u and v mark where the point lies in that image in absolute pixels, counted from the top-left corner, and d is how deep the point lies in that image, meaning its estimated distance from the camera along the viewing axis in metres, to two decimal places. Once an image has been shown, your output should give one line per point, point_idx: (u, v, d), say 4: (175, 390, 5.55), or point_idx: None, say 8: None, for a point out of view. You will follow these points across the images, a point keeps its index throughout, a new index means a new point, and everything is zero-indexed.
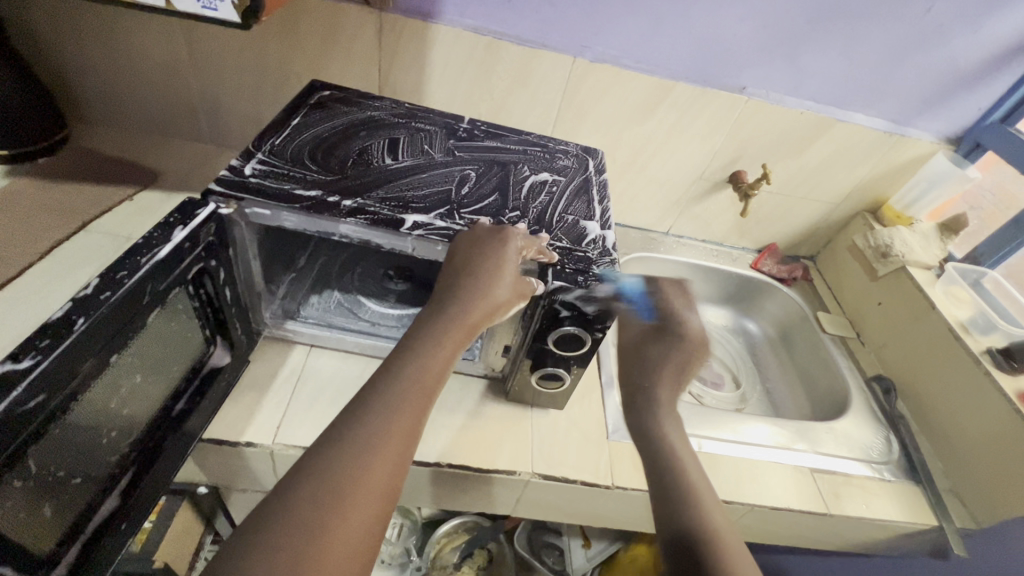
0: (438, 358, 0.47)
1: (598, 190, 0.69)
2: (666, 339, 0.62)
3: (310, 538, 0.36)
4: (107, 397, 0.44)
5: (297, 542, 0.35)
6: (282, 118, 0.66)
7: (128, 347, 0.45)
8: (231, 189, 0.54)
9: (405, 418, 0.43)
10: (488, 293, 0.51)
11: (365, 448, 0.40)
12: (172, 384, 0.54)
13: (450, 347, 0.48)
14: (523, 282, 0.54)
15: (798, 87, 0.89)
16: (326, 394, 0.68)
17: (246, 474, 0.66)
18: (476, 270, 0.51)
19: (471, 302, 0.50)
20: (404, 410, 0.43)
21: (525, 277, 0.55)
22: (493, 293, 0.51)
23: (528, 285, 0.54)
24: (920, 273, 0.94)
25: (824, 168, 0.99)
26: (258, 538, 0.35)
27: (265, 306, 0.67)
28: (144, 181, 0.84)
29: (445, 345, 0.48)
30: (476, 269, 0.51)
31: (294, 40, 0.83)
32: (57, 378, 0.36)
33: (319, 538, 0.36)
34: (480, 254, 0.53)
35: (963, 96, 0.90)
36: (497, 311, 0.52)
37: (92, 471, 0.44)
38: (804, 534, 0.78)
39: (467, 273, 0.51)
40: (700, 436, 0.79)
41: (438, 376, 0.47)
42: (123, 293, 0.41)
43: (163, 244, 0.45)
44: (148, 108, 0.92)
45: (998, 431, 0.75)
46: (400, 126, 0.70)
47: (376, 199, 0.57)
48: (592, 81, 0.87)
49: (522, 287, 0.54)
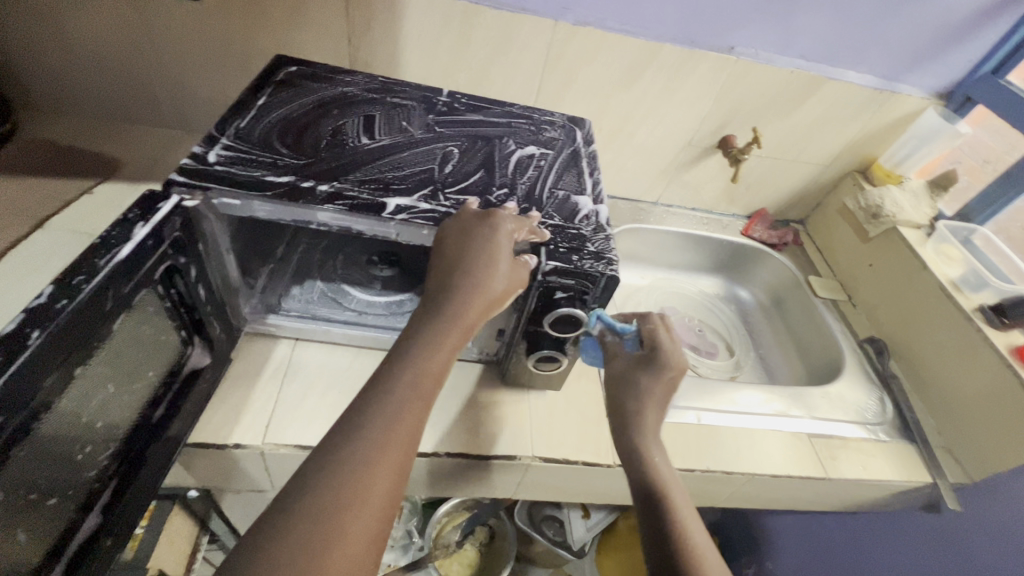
0: (436, 358, 0.45)
1: (588, 162, 0.66)
2: (648, 370, 0.57)
3: (310, 557, 0.34)
4: (79, 408, 0.41)
5: (295, 560, 0.33)
6: (246, 99, 0.61)
7: (95, 356, 0.41)
8: (195, 179, 0.50)
9: (404, 421, 0.41)
10: (486, 285, 0.49)
11: (364, 457, 0.39)
12: (149, 390, 0.50)
13: (447, 340, 0.46)
14: (519, 266, 0.51)
15: (789, 44, 0.86)
16: (315, 388, 0.66)
17: (238, 475, 0.64)
18: (469, 259, 0.49)
19: (470, 299, 0.48)
20: (403, 413, 0.41)
21: (519, 258, 0.52)
22: (491, 286, 0.49)
23: (523, 268, 0.52)
24: (910, 232, 0.94)
25: (814, 129, 0.97)
26: (252, 554, 0.34)
27: (243, 301, 0.64)
28: (104, 172, 0.79)
29: (441, 340, 0.46)
30: (468, 258, 0.49)
31: (255, 11, 0.77)
32: (17, 399, 0.33)
33: (318, 554, 0.34)
34: (470, 245, 0.50)
35: (954, 49, 0.88)
36: (496, 303, 0.50)
37: (69, 487, 0.42)
38: (802, 497, 0.78)
39: (460, 267, 0.49)
40: (698, 409, 0.78)
41: (437, 376, 0.45)
42: (81, 300, 0.38)
43: (123, 243, 0.42)
44: (100, 93, 0.86)
45: (992, 385, 0.76)
46: (375, 102, 0.66)
47: (354, 181, 0.53)
48: (575, 46, 0.83)
49: (517, 272, 0.51)
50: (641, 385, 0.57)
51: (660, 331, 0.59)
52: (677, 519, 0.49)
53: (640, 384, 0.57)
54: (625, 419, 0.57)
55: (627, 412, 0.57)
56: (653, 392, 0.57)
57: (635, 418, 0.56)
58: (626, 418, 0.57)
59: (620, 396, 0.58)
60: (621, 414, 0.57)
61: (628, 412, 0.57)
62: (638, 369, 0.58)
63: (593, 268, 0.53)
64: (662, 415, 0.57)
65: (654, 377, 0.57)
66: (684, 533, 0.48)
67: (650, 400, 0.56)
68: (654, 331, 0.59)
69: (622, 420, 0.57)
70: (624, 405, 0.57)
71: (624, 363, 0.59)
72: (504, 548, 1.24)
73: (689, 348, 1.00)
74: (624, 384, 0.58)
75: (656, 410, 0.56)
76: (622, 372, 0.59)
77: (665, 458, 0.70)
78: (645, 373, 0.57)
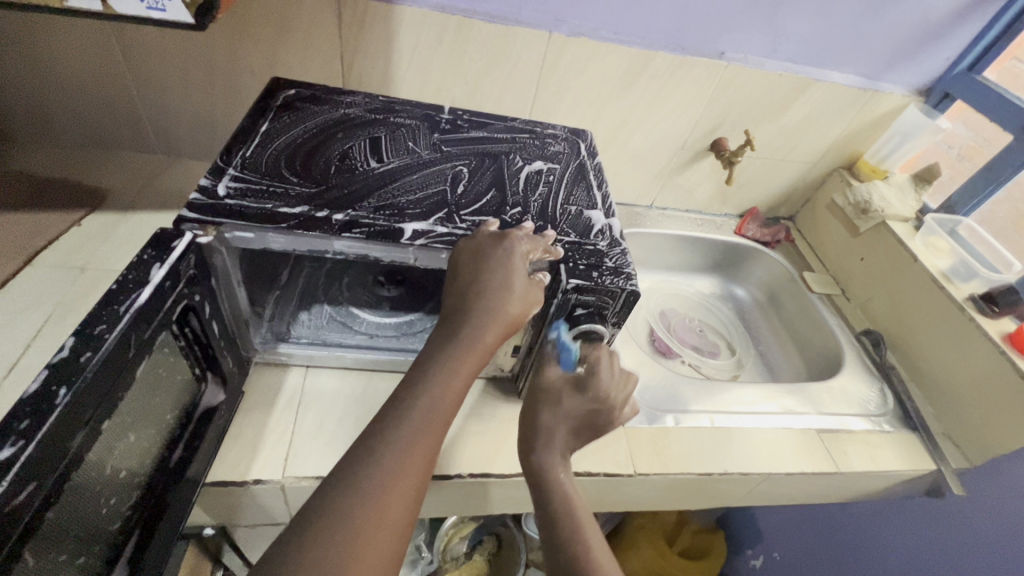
0: (454, 384, 0.45)
1: (594, 175, 0.66)
2: (566, 391, 0.53)
3: None
4: (103, 461, 0.39)
5: None
6: (249, 126, 0.59)
7: (118, 407, 0.40)
8: (206, 214, 0.48)
9: (421, 449, 0.41)
10: (505, 306, 0.49)
11: (382, 484, 0.38)
12: (167, 432, 0.49)
13: (467, 368, 0.46)
14: (536, 284, 0.52)
15: (776, 48, 0.88)
16: (331, 415, 0.64)
17: (256, 510, 0.62)
18: (487, 284, 0.48)
19: (491, 320, 0.48)
20: (422, 441, 0.41)
21: (536, 279, 0.52)
22: (511, 306, 0.49)
23: (540, 286, 0.52)
24: (900, 226, 0.97)
25: (802, 129, 0.99)
26: None
27: (253, 331, 0.62)
28: (92, 202, 0.76)
29: (460, 366, 0.45)
30: (487, 283, 0.48)
31: (244, 33, 0.76)
32: (48, 460, 0.32)
33: None
34: (487, 266, 0.49)
35: (933, 47, 0.91)
36: (516, 322, 0.50)
37: (95, 543, 0.40)
38: (813, 492, 0.80)
39: (477, 289, 0.48)
40: (711, 412, 0.79)
41: (454, 399, 0.45)
42: (105, 353, 0.36)
43: (142, 286, 0.40)
44: (80, 119, 0.82)
45: (986, 371, 0.79)
46: (379, 123, 0.65)
47: (368, 208, 0.53)
48: (569, 56, 0.83)
49: (534, 292, 0.51)
50: (548, 409, 0.52)
51: (603, 360, 0.54)
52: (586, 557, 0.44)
53: (558, 401, 0.52)
54: (533, 439, 0.52)
55: (538, 436, 0.51)
56: (561, 416, 0.52)
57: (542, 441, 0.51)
58: (532, 432, 0.52)
59: (528, 420, 0.53)
60: (526, 436, 0.52)
61: (538, 429, 0.52)
62: (563, 391, 0.53)
63: (613, 284, 0.53)
64: (577, 442, 0.52)
65: (581, 405, 0.52)
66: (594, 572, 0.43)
67: (562, 427, 0.52)
68: (597, 360, 0.55)
69: (528, 444, 0.52)
70: (534, 424, 0.52)
71: (559, 378, 0.55)
72: (513, 554, 1.23)
73: (692, 349, 1.01)
74: (537, 404, 0.53)
75: (564, 430, 0.52)
76: (542, 391, 0.54)
77: (682, 462, 0.71)
78: (569, 396, 0.52)
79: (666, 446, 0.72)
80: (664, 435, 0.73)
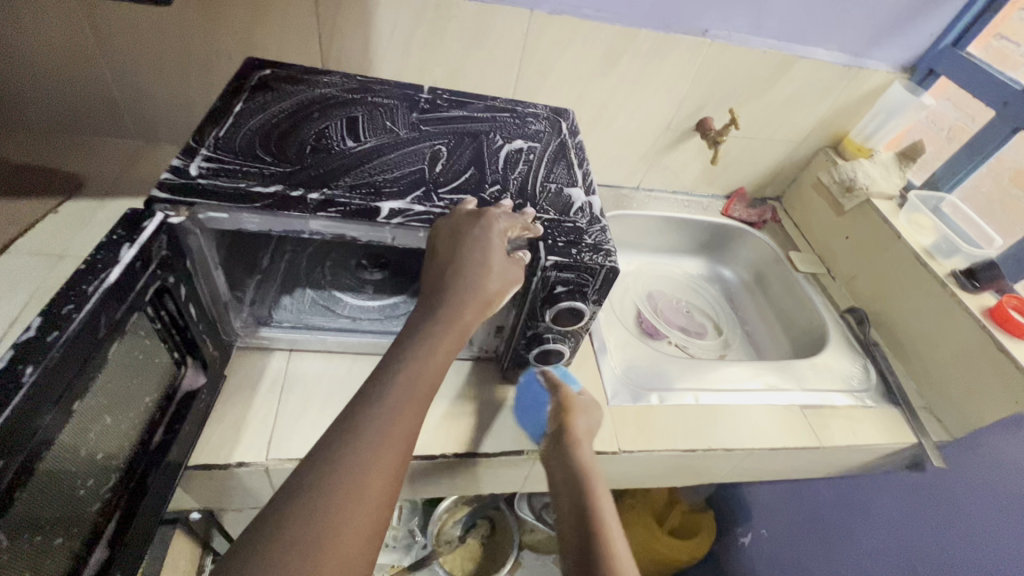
0: (429, 366, 0.44)
1: (575, 153, 0.66)
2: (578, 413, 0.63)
3: (303, 556, 0.34)
4: (79, 441, 0.39)
5: (285, 563, 0.33)
6: (222, 106, 0.58)
7: (91, 388, 0.40)
8: (178, 194, 0.48)
9: (401, 424, 0.41)
10: (484, 282, 0.49)
11: (358, 465, 0.38)
12: (146, 415, 0.49)
13: (446, 346, 0.46)
14: (517, 262, 0.52)
15: (761, 24, 0.87)
16: (314, 398, 0.64)
17: (241, 493, 0.62)
18: (464, 262, 0.48)
19: (470, 296, 0.48)
20: (401, 417, 0.41)
21: (514, 258, 0.52)
22: (491, 282, 0.49)
23: (519, 264, 0.52)
24: (884, 204, 0.97)
25: (788, 107, 0.98)
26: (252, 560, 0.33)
27: (233, 314, 0.62)
28: (67, 189, 0.75)
29: (439, 343, 0.45)
30: (463, 261, 0.48)
31: (218, 13, 0.74)
32: (17, 438, 0.32)
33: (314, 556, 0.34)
34: (465, 243, 0.49)
35: (918, 22, 0.90)
36: (496, 300, 0.49)
37: (73, 525, 0.40)
38: (798, 466, 0.81)
39: (456, 266, 0.48)
40: (696, 390, 0.79)
41: (431, 380, 0.44)
42: (72, 333, 0.36)
43: (112, 266, 0.40)
44: (53, 104, 0.81)
45: (966, 345, 0.80)
46: (356, 102, 0.64)
47: (344, 187, 0.52)
48: (551, 35, 0.82)
49: (512, 271, 0.51)
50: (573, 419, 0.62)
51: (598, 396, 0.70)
52: (601, 521, 0.50)
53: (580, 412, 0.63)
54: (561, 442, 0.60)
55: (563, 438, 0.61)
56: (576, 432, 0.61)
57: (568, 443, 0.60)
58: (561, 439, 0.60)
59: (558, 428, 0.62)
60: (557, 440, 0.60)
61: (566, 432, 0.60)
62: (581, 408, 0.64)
63: (593, 260, 0.53)
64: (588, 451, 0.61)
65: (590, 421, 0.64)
66: (607, 534, 0.49)
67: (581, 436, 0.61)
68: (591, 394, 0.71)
69: (560, 440, 0.60)
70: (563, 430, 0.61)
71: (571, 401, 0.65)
72: (507, 538, 1.24)
73: (679, 330, 1.02)
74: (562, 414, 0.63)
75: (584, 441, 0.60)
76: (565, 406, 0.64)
77: (666, 439, 0.71)
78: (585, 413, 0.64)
79: (650, 424, 0.72)
80: (649, 413, 0.74)
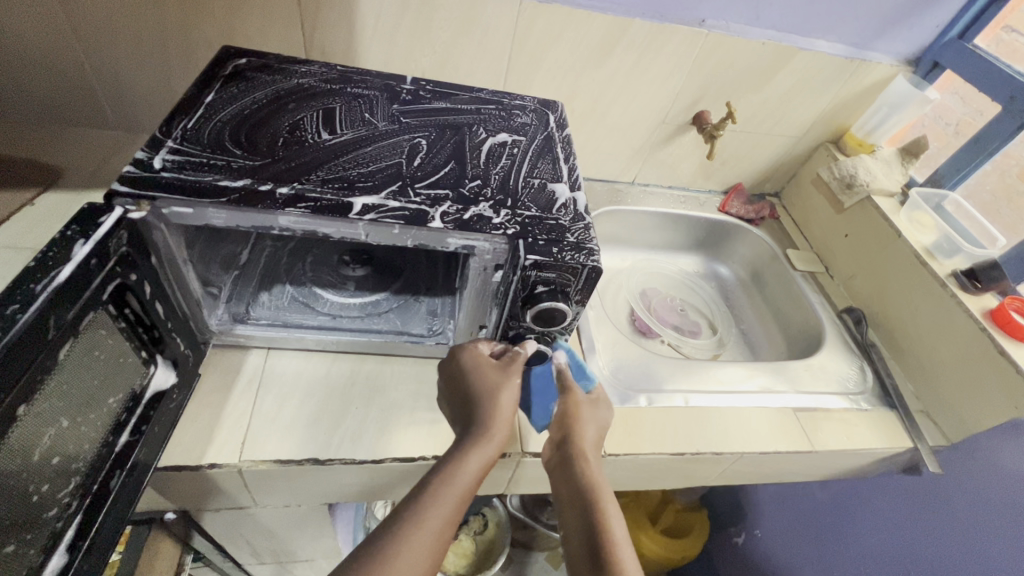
0: (466, 470, 0.48)
1: (562, 147, 0.63)
2: (592, 406, 0.56)
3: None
4: (27, 446, 0.37)
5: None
6: (194, 96, 0.57)
7: (41, 391, 0.38)
8: (140, 187, 0.46)
9: (455, 489, 0.46)
10: (491, 399, 0.52)
11: (401, 540, 0.42)
12: (111, 417, 0.47)
13: (481, 440, 0.50)
14: (514, 371, 0.55)
15: (760, 14, 0.84)
16: (292, 397, 0.63)
17: (216, 494, 0.61)
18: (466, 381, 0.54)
19: (482, 416, 0.52)
20: (457, 487, 0.47)
21: (512, 360, 0.56)
22: (497, 396, 0.52)
23: (517, 361, 0.55)
24: (884, 202, 0.94)
25: (788, 101, 0.95)
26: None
27: (207, 312, 0.60)
28: (45, 180, 0.73)
29: (482, 433, 0.51)
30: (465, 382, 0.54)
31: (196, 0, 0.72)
32: None
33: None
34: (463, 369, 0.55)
35: (923, 13, 0.87)
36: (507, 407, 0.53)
37: (25, 532, 0.38)
38: (789, 470, 0.79)
39: (468, 390, 0.54)
40: (686, 392, 0.77)
41: (473, 479, 0.48)
42: (16, 334, 0.34)
43: (64, 264, 0.38)
44: (31, 94, 0.79)
45: (966, 348, 0.78)
46: (335, 94, 0.62)
47: (316, 181, 0.50)
48: (542, 25, 0.80)
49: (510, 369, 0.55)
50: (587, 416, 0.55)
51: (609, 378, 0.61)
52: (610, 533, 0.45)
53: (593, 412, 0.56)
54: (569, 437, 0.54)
55: (573, 431, 0.54)
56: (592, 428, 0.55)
57: (578, 442, 0.54)
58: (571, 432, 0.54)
59: (571, 422, 0.55)
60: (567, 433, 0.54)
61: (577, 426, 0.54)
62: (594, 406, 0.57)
63: (574, 259, 0.51)
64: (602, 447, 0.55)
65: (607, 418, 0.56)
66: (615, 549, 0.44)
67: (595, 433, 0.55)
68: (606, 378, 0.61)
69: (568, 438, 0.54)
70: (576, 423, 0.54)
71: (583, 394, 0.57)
72: (500, 534, 1.23)
73: (673, 329, 1.00)
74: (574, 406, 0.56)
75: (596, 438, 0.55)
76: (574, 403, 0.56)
77: (654, 442, 0.69)
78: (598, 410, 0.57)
79: (639, 426, 0.71)
80: (637, 416, 0.72)
